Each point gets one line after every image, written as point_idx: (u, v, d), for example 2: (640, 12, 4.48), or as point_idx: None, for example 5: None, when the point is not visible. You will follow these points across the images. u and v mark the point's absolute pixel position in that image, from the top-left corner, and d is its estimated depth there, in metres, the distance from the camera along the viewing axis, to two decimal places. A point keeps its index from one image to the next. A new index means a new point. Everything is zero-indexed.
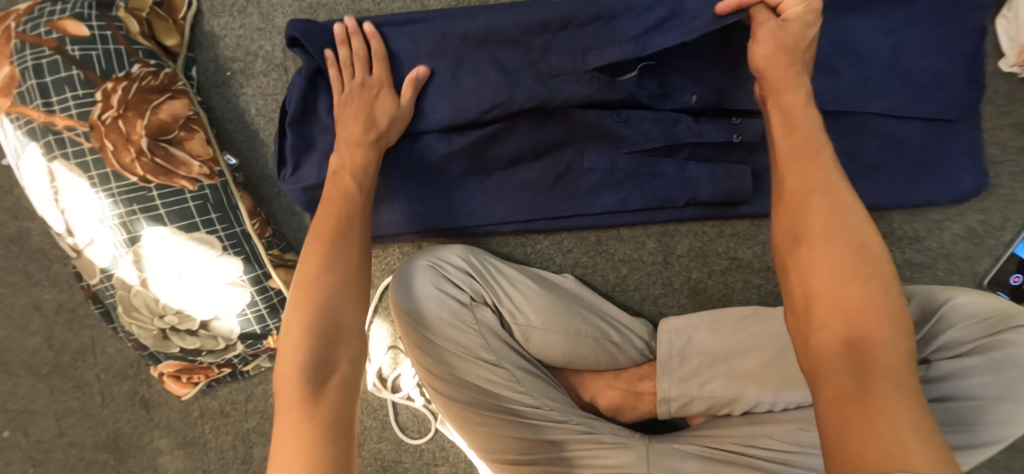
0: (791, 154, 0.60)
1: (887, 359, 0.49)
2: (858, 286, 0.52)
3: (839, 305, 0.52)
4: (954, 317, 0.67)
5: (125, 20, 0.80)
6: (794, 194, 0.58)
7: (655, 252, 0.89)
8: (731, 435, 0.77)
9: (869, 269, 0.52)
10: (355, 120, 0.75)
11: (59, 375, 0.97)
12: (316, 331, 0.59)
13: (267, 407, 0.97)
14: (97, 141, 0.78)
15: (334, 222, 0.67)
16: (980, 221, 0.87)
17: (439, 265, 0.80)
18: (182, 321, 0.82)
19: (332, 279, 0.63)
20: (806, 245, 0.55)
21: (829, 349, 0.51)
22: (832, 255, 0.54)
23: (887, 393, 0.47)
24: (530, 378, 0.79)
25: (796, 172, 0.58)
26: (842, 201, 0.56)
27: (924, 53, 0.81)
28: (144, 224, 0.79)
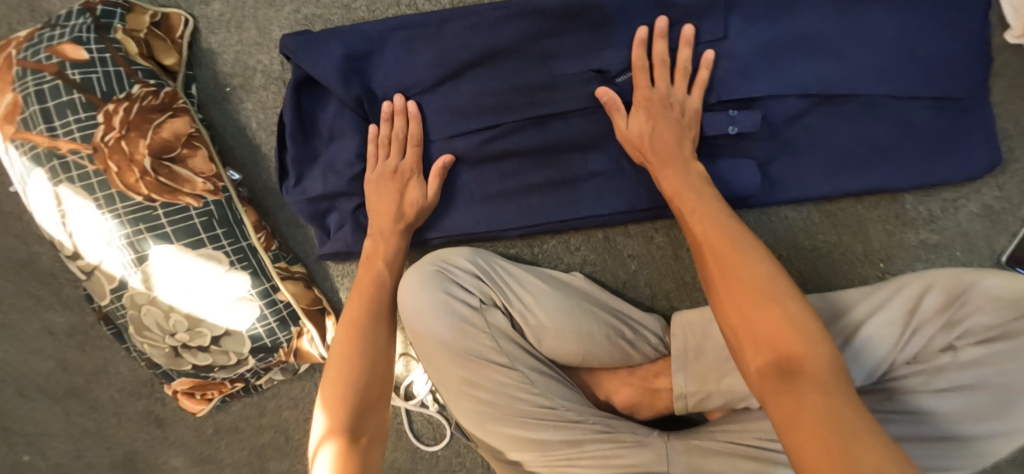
0: (693, 211, 0.67)
1: (816, 380, 0.51)
2: (769, 314, 0.55)
3: (761, 340, 0.54)
4: (979, 302, 0.65)
5: (123, 42, 0.79)
6: (700, 244, 0.63)
7: (664, 246, 0.86)
8: (754, 430, 0.75)
9: (775, 290, 0.56)
10: (385, 209, 0.79)
11: (73, 398, 0.98)
12: (353, 401, 0.67)
13: (281, 421, 0.96)
14: (101, 164, 0.77)
15: (366, 303, 0.74)
16: (996, 198, 0.84)
17: (447, 269, 0.79)
18: (193, 337, 0.82)
19: (366, 350, 0.70)
20: (718, 287, 0.59)
21: (770, 378, 0.52)
22: (738, 297, 0.57)
23: (831, 412, 0.48)
24: (544, 379, 0.78)
25: (698, 220, 0.65)
26: (742, 242, 0.61)
27: (933, 32, 0.78)
28: (151, 243, 0.78)
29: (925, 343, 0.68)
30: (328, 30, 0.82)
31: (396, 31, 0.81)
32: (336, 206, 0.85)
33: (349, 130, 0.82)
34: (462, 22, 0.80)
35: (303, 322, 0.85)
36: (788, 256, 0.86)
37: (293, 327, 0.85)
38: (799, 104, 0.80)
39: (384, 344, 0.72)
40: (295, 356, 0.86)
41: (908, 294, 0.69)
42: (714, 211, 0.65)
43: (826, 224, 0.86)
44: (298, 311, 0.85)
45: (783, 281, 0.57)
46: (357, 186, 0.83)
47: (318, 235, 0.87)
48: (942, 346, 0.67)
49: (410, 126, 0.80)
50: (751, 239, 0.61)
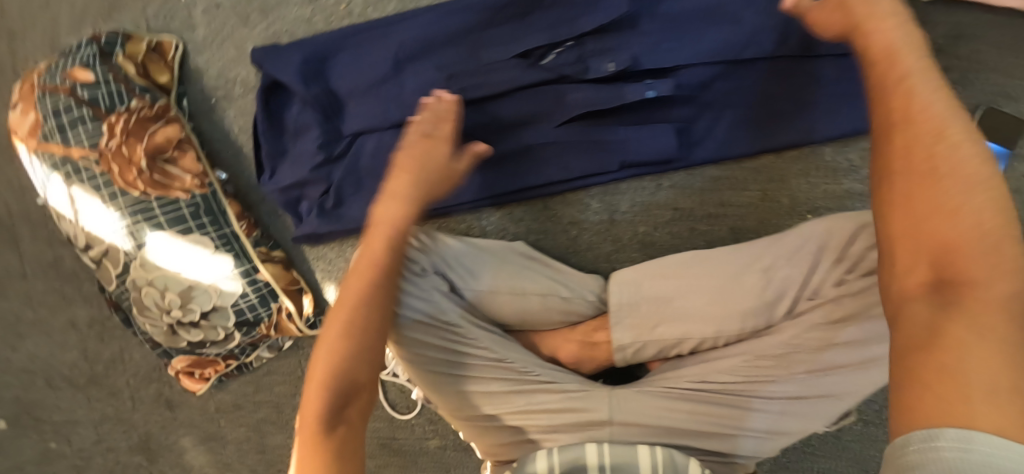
0: (904, 83, 0.60)
1: (990, 297, 0.49)
2: (960, 220, 0.53)
3: (943, 250, 0.53)
4: (868, 238, 0.75)
5: (123, 65, 0.93)
6: (890, 134, 0.59)
7: (600, 212, 0.94)
8: (690, 375, 0.82)
9: (967, 201, 0.53)
10: (409, 165, 0.73)
11: (95, 385, 1.10)
12: (336, 387, 0.65)
13: (273, 398, 1.05)
14: (105, 166, 0.90)
15: (365, 288, 0.70)
16: None
17: None
18: (185, 314, 0.93)
19: (348, 335, 0.67)
20: (892, 188, 0.58)
21: (915, 286, 0.54)
22: (902, 203, 0.57)
23: (958, 347, 0.48)
24: (487, 335, 0.85)
25: (911, 101, 0.59)
26: (946, 136, 0.56)
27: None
28: (148, 230, 0.90)
29: (823, 279, 0.77)
30: (294, 42, 0.95)
31: (348, 36, 0.93)
32: (305, 194, 0.97)
33: (312, 124, 0.94)
34: (404, 24, 0.92)
35: (281, 298, 0.96)
36: (719, 213, 0.93)
37: (274, 303, 0.96)
38: (709, 70, 0.88)
39: (375, 331, 0.69)
40: (276, 329, 0.97)
41: (812, 239, 0.78)
42: (915, 94, 0.59)
43: (750, 179, 0.92)
44: (278, 289, 0.96)
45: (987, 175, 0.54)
46: (321, 175, 0.95)
47: (293, 222, 0.99)
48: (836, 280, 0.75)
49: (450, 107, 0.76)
50: (952, 126, 0.57)
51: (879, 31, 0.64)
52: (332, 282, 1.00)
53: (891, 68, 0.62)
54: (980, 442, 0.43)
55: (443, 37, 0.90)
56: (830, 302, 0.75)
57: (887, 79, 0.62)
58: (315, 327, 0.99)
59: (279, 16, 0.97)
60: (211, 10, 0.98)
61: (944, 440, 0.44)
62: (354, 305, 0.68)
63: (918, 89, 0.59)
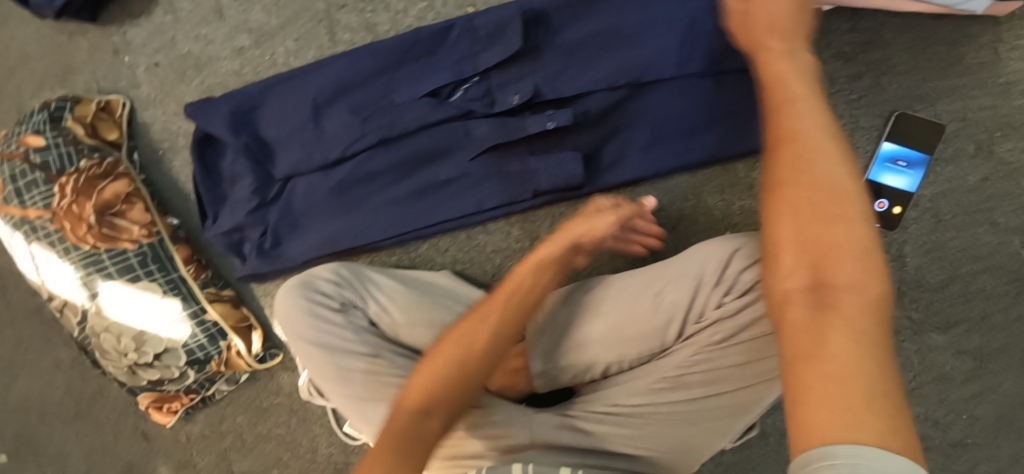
0: (786, 108, 0.64)
1: (852, 301, 0.52)
2: (839, 231, 0.56)
3: (818, 257, 0.56)
4: (742, 260, 0.79)
5: (72, 127, 1.00)
6: (780, 149, 0.62)
7: (522, 238, 0.97)
8: (601, 398, 0.84)
9: (837, 210, 0.57)
10: (570, 232, 0.83)
11: (80, 420, 1.18)
12: (426, 398, 0.71)
13: (237, 426, 1.12)
14: (58, 224, 0.98)
15: (487, 326, 0.77)
16: None
17: (311, 279, 0.89)
18: (140, 356, 1.00)
19: (472, 351, 0.75)
20: (779, 198, 0.60)
21: (795, 290, 0.56)
22: (790, 212, 0.59)
23: (843, 349, 0.49)
24: (410, 364, 0.88)
25: (792, 122, 0.63)
26: (828, 153, 0.60)
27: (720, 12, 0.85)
28: (100, 280, 0.98)
29: (705, 302, 0.81)
30: (224, 95, 1.01)
31: (273, 87, 0.99)
32: (246, 236, 1.02)
33: (245, 172, 0.99)
34: (323, 72, 0.97)
35: (230, 336, 1.02)
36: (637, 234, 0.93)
37: (223, 341, 1.02)
38: (610, 96, 0.89)
39: (480, 359, 0.75)
40: (226, 365, 1.03)
41: (695, 263, 0.81)
42: (808, 115, 0.63)
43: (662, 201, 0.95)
44: (225, 328, 1.02)
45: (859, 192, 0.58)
46: (258, 217, 1.00)
47: (240, 264, 1.05)
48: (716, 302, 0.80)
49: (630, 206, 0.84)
50: (832, 146, 0.61)
51: (769, 63, 0.68)
52: None
53: (785, 90, 0.65)
54: (872, 456, 0.42)
55: (356, 81, 0.95)
56: (714, 324, 0.79)
57: (778, 132, 0.63)
58: (265, 361, 1.06)
59: (212, 71, 1.03)
60: (152, 69, 1.05)
61: (841, 456, 0.42)
62: (449, 350, 0.75)
63: (815, 111, 0.63)
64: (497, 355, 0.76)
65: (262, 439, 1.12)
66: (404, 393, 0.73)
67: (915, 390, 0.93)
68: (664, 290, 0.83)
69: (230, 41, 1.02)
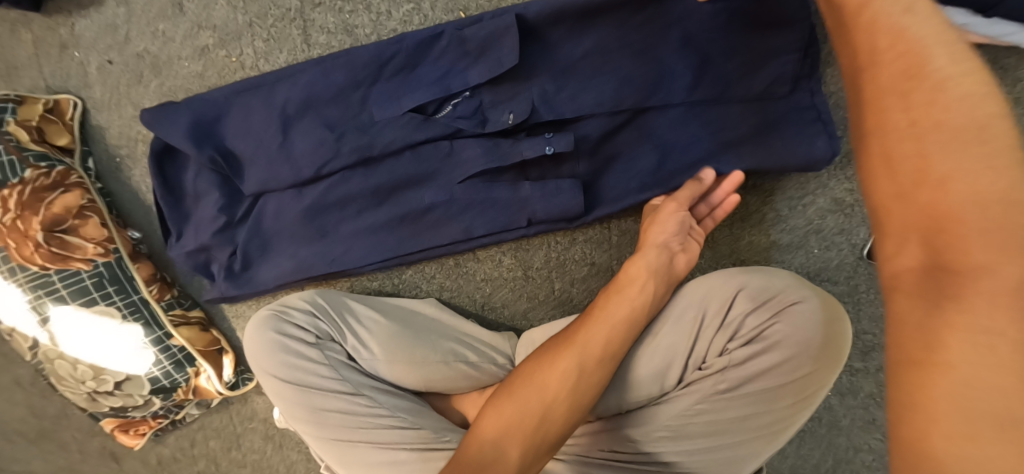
0: (871, 36, 0.44)
1: (988, 292, 0.38)
2: (960, 186, 0.39)
3: (937, 235, 0.40)
4: (746, 303, 0.72)
5: (15, 132, 0.90)
6: (876, 91, 0.44)
7: (514, 268, 0.90)
8: (591, 444, 0.79)
9: (956, 156, 0.40)
10: (656, 230, 0.77)
11: (44, 438, 1.12)
12: (514, 428, 0.67)
13: (209, 450, 1.06)
14: (2, 242, 0.88)
15: (600, 344, 0.71)
16: (848, 191, 0.83)
17: (284, 311, 0.83)
18: (100, 384, 0.93)
19: (580, 378, 0.69)
20: (879, 152, 0.43)
21: (904, 271, 0.41)
22: (894, 175, 0.42)
23: (978, 361, 0.38)
24: (391, 401, 0.82)
25: (885, 52, 0.44)
26: (950, 88, 0.41)
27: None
28: (50, 305, 0.90)
29: (708, 346, 0.74)
30: (185, 100, 0.90)
31: (236, 96, 0.88)
32: (213, 257, 0.94)
33: (212, 188, 0.90)
34: (295, 79, 0.86)
35: (198, 362, 0.95)
36: None
37: (190, 367, 0.95)
38: (611, 120, 0.83)
39: (583, 384, 0.69)
40: (194, 393, 0.96)
41: (694, 304, 0.74)
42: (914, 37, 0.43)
43: None
44: (194, 353, 0.95)
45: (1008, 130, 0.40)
46: (225, 237, 0.92)
47: (207, 285, 0.96)
48: (720, 349, 0.73)
49: (688, 189, 0.79)
50: (954, 72, 0.41)
51: None
52: None
53: (866, 17, 0.45)
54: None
55: (331, 93, 0.85)
56: (718, 372, 0.72)
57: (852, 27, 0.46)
58: (237, 387, 0.99)
59: (171, 72, 0.93)
60: (105, 68, 0.94)
61: None
62: (547, 374, 0.70)
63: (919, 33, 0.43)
64: (602, 381, 0.70)
65: (236, 465, 1.06)
66: (490, 414, 0.69)
67: None
68: (657, 331, 0.76)
69: (191, 39, 0.91)
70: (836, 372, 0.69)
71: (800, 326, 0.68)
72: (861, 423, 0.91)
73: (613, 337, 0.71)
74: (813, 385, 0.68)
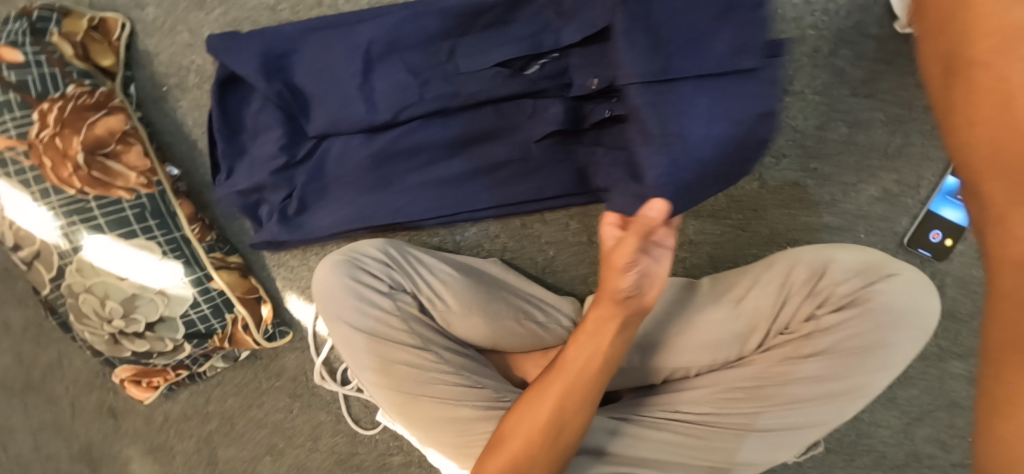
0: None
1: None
2: None
3: (1019, 171, 0.36)
4: (837, 274, 0.73)
5: (58, 45, 0.83)
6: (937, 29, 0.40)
7: (580, 233, 0.90)
8: (658, 405, 0.79)
9: None
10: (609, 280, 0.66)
11: (30, 391, 1.04)
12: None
13: (225, 409, 1.00)
14: (36, 159, 0.82)
15: (574, 391, 0.70)
16: (894, 181, 0.89)
17: (356, 258, 0.80)
18: (128, 324, 0.86)
19: (557, 425, 0.70)
20: (945, 94, 0.40)
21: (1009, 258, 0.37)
22: (987, 149, 0.38)
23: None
24: (456, 360, 0.81)
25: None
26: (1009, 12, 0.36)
27: (800, 33, 0.87)
28: (85, 233, 0.83)
29: (792, 313, 0.75)
30: (254, 30, 0.86)
31: (310, 32, 0.85)
32: (265, 198, 0.90)
33: (274, 124, 0.86)
34: (378, 18, 0.84)
35: (237, 309, 0.90)
36: (700, 240, 0.91)
37: (228, 314, 0.89)
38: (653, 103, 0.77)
39: (565, 429, 0.70)
40: (230, 341, 0.91)
41: (781, 272, 0.75)
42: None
43: (732, 208, 0.90)
44: (232, 299, 0.89)
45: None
46: (281, 179, 0.87)
47: (253, 228, 0.92)
48: (806, 315, 0.74)
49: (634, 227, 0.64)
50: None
51: None
52: (293, 291, 0.95)
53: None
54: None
55: (417, 38, 0.83)
56: (801, 338, 0.73)
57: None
58: (274, 339, 0.94)
59: (239, 2, 0.89)
60: None
61: None
62: (531, 424, 0.70)
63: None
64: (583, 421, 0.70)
65: (254, 425, 1.00)
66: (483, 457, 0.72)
67: (931, 414, 0.96)
68: (743, 295, 0.76)
69: None
70: (921, 345, 0.71)
71: (896, 296, 0.70)
72: (883, 400, 0.97)
73: (587, 387, 0.70)
74: (897, 355, 0.70)
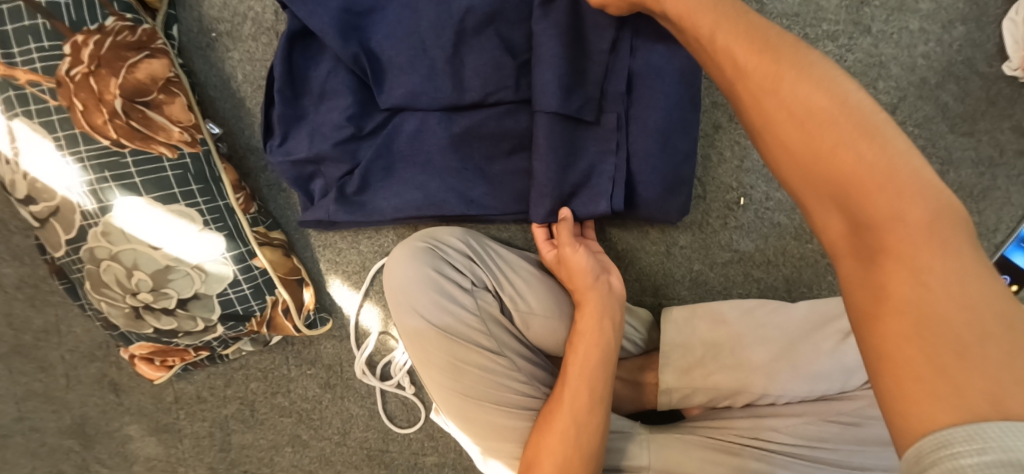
0: (722, 44, 0.49)
1: (910, 238, 0.38)
2: (910, 202, 0.39)
3: (848, 192, 0.41)
4: None
5: None
6: (746, 70, 0.47)
7: (658, 242, 0.88)
8: (737, 427, 0.76)
9: (900, 171, 0.40)
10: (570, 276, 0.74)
11: (18, 356, 0.93)
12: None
13: (247, 393, 0.92)
14: (65, 100, 0.71)
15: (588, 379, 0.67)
16: (975, 223, 0.84)
17: (438, 247, 0.75)
18: (157, 298, 0.77)
19: (578, 415, 0.65)
20: (757, 128, 0.46)
21: (874, 283, 0.39)
22: (803, 178, 0.43)
23: (933, 299, 0.36)
24: (529, 368, 0.75)
25: (731, 49, 0.48)
26: (812, 66, 0.45)
27: (910, 62, 0.83)
28: (117, 193, 0.73)
29: None
30: None
31: None
32: (321, 171, 0.81)
33: (343, 90, 0.78)
34: None
35: (279, 291, 0.81)
36: (779, 263, 0.86)
37: (269, 295, 0.80)
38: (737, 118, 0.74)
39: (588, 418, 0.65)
40: (268, 326, 0.82)
41: None
42: (765, 27, 0.49)
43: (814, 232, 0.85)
44: (274, 279, 0.80)
45: (866, 100, 0.43)
46: (345, 152, 0.79)
47: (302, 201, 0.84)
48: None
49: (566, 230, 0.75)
50: (826, 58, 0.46)
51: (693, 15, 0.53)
52: (337, 275, 0.87)
53: (694, 23, 0.53)
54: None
55: (515, 13, 0.74)
56: None
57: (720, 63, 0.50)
58: (314, 326, 0.85)
59: None
60: None
61: (957, 444, 0.32)
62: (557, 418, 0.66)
63: (782, 28, 0.48)
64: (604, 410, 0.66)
65: (277, 413, 0.92)
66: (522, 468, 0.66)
67: None
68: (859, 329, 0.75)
69: None
70: None
71: None
72: None
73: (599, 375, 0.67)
74: None
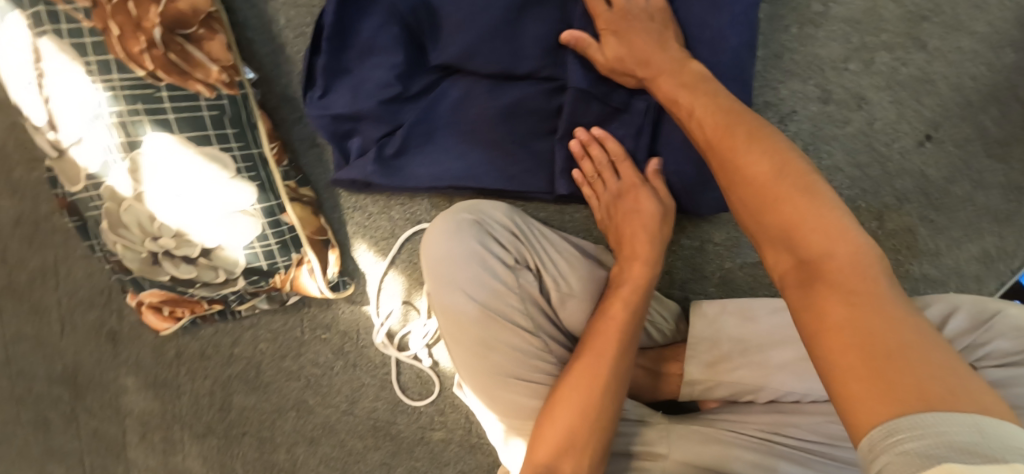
0: (693, 112, 0.57)
1: (846, 271, 0.41)
2: (838, 245, 0.42)
3: (788, 236, 0.44)
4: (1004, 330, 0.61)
5: None
6: (711, 134, 0.53)
7: (692, 237, 0.87)
8: (756, 422, 0.75)
9: (828, 221, 0.43)
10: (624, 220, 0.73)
11: (11, 295, 0.87)
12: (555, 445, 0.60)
13: (255, 354, 0.88)
14: (100, 22, 0.66)
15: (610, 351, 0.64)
16: (994, 245, 0.83)
17: (484, 222, 0.74)
18: (179, 244, 0.73)
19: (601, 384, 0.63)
20: (724, 178, 0.50)
21: (809, 302, 0.42)
22: (761, 221, 0.47)
23: (864, 317, 0.39)
24: (560, 352, 0.73)
25: (701, 118, 0.56)
26: (765, 137, 0.49)
27: (958, 80, 0.82)
28: (147, 128, 0.68)
29: None
30: None
31: None
32: (359, 129, 0.78)
33: (393, 46, 0.74)
34: None
35: (304, 250, 0.77)
36: None
37: (295, 253, 0.77)
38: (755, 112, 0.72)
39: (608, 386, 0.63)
40: (291, 285, 0.79)
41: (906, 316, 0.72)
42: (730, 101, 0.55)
43: None
44: (302, 238, 0.77)
45: (803, 165, 0.47)
46: (388, 111, 0.76)
47: (336, 159, 0.80)
48: None
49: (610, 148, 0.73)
50: (778, 132, 0.50)
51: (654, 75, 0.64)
52: (363, 240, 0.84)
53: (676, 99, 0.60)
54: (968, 421, 0.33)
55: None
56: None
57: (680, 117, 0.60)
58: (338, 289, 0.81)
59: None
60: None
61: (902, 434, 0.34)
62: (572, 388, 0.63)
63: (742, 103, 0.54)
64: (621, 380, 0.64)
65: (285, 377, 0.88)
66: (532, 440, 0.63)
67: None
68: None
69: None
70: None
71: None
72: None
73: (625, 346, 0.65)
74: None
